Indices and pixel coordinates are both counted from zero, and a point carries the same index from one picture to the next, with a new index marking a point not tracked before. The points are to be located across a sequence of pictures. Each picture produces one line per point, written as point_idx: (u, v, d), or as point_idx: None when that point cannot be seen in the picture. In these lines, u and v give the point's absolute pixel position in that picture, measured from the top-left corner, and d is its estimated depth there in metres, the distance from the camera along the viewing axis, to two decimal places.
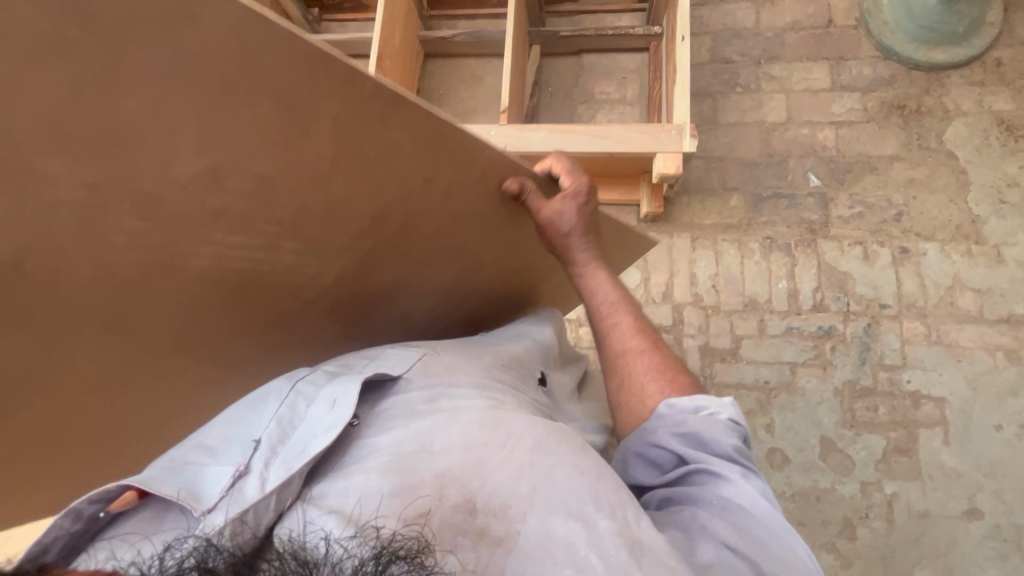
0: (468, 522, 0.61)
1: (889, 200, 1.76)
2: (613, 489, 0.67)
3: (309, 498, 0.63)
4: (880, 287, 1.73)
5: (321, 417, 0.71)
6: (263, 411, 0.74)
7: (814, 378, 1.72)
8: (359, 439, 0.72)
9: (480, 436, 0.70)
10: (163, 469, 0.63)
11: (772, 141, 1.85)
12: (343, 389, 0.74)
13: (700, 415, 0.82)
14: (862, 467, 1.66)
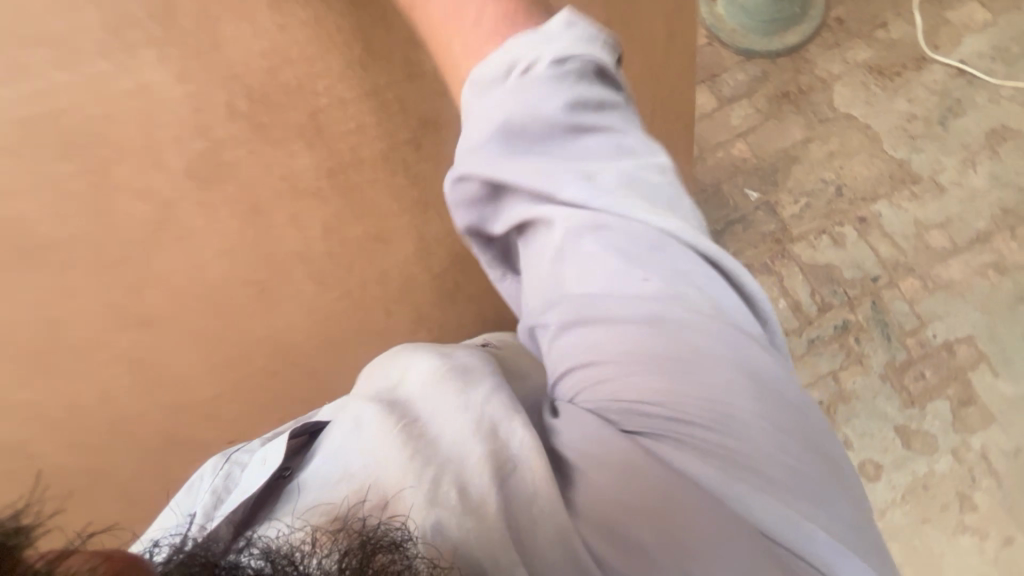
0: (408, 501, 0.54)
1: (824, 180, 1.77)
2: (507, 412, 0.59)
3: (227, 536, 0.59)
4: (862, 263, 1.68)
5: (254, 473, 0.71)
6: (197, 493, 0.76)
7: (859, 377, 1.61)
8: (285, 475, 0.67)
9: (402, 418, 0.61)
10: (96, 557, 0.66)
11: (698, 176, 1.82)
12: (271, 448, 0.73)
13: (526, 85, 0.57)
14: (945, 437, 1.55)
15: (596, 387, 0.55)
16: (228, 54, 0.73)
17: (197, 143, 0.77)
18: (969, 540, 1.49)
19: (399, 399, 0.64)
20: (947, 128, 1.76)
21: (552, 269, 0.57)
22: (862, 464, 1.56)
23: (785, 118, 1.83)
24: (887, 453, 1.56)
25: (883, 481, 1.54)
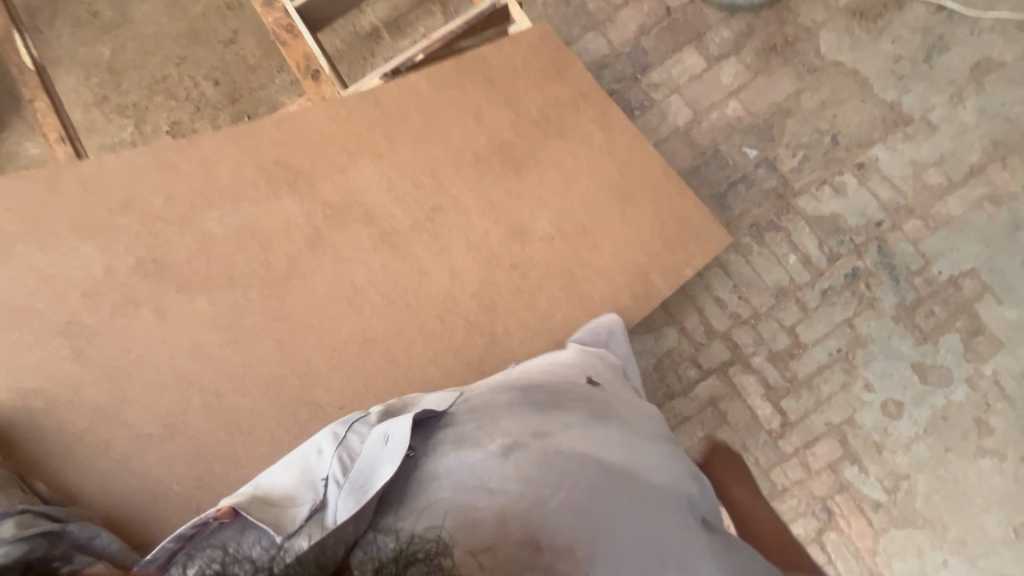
0: (536, 561, 0.70)
1: (819, 130, 1.78)
2: (628, 499, 0.83)
3: (381, 524, 0.71)
4: (864, 209, 1.71)
5: (380, 452, 0.82)
6: (325, 458, 0.87)
7: (873, 321, 1.65)
8: (421, 468, 0.80)
9: (538, 473, 0.79)
10: (255, 501, 0.79)
11: (695, 140, 1.81)
12: (397, 427, 0.84)
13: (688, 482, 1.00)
14: (959, 368, 1.61)
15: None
16: (373, 187, 1.50)
17: (348, 210, 1.49)
18: (990, 462, 1.57)
19: (534, 452, 0.82)
20: (932, 65, 1.78)
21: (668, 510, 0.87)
22: (884, 404, 1.61)
23: (774, 72, 1.83)
24: (907, 390, 1.61)
25: (906, 417, 1.60)
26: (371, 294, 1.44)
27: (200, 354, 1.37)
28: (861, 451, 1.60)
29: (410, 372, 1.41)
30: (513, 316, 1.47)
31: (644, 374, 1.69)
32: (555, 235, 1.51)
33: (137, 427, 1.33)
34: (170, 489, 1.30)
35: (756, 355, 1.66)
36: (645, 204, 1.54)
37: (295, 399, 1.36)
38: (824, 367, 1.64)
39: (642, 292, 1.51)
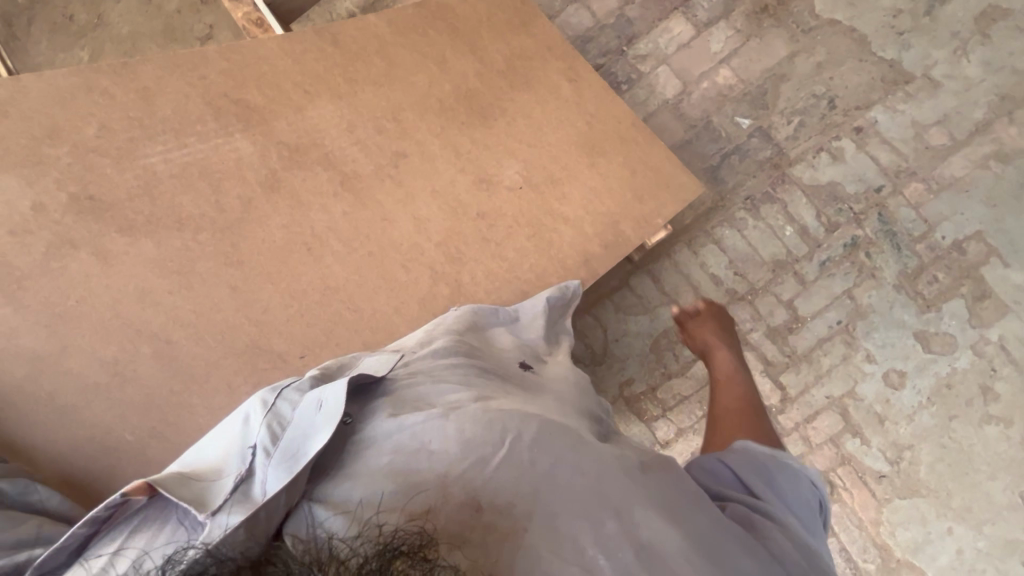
0: (475, 521, 0.79)
1: (815, 94, 1.71)
2: (573, 449, 0.89)
3: (313, 498, 0.81)
4: (863, 175, 1.65)
5: (313, 418, 0.89)
6: (255, 424, 0.91)
7: (874, 291, 1.61)
8: (355, 435, 0.90)
9: (474, 432, 0.86)
10: (175, 479, 0.82)
11: (686, 111, 1.75)
12: (331, 395, 0.91)
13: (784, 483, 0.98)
14: (963, 334, 1.57)
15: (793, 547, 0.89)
16: (336, 141, 1.47)
17: (306, 158, 1.44)
18: (996, 428, 1.54)
19: (468, 411, 0.89)
20: (934, 18, 1.68)
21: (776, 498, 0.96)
22: (886, 374, 1.59)
23: (767, 35, 1.75)
24: (909, 360, 1.58)
25: (909, 387, 1.57)
26: (330, 241, 1.41)
27: (149, 302, 1.28)
28: (863, 423, 1.58)
29: (373, 320, 1.38)
30: (479, 264, 1.47)
31: (640, 355, 1.68)
32: (523, 184, 1.54)
33: (83, 374, 1.22)
34: (123, 438, 1.20)
35: (754, 332, 1.64)
36: (614, 152, 1.58)
37: (250, 348, 1.29)
38: (824, 340, 1.62)
39: (611, 236, 1.54)
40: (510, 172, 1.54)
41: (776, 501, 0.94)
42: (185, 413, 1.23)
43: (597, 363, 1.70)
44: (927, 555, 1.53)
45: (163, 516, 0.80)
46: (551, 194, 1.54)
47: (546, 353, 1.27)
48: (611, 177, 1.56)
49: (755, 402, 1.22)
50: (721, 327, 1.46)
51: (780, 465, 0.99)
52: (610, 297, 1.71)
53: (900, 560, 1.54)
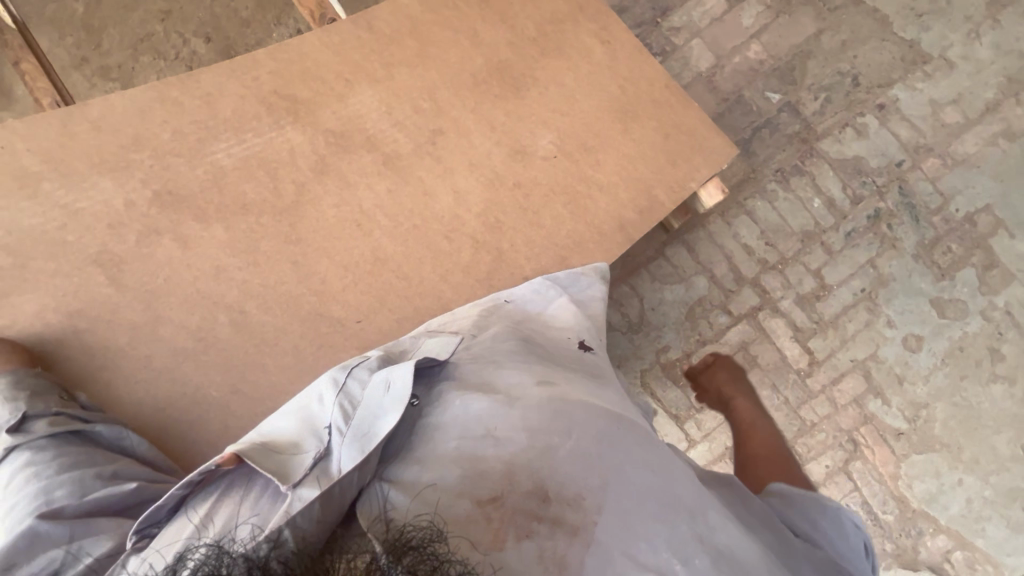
0: (543, 513, 0.68)
1: (840, 71, 1.78)
2: (641, 447, 0.80)
3: (384, 477, 0.70)
4: (886, 150, 1.74)
5: (381, 400, 0.77)
6: (327, 404, 0.79)
7: (895, 260, 1.70)
8: (422, 417, 0.78)
9: (543, 421, 0.76)
10: (256, 449, 0.72)
11: (718, 85, 1.79)
12: (398, 373, 0.79)
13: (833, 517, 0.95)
14: (973, 301, 1.69)
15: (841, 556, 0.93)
16: (370, 104, 1.37)
17: (347, 117, 1.36)
18: (1002, 386, 1.66)
19: (535, 399, 0.79)
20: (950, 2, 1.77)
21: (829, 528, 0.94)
22: (905, 338, 1.69)
23: (796, 12, 1.80)
24: (926, 325, 1.68)
25: (925, 349, 1.68)
26: (377, 216, 1.32)
27: (221, 277, 1.23)
28: (884, 384, 1.68)
29: (420, 287, 1.30)
30: (518, 233, 1.36)
31: (676, 323, 1.72)
32: (557, 152, 1.40)
33: (173, 341, 1.19)
34: (207, 395, 1.18)
35: (784, 299, 1.71)
36: (647, 117, 1.45)
37: (313, 315, 1.25)
38: (849, 306, 1.70)
39: (641, 205, 1.41)
40: (540, 152, 1.40)
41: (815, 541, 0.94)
42: (267, 383, 1.20)
43: (635, 331, 1.73)
44: (940, 505, 1.65)
45: (248, 482, 0.70)
46: (586, 160, 1.41)
47: (603, 339, 1.15)
48: (646, 149, 1.43)
49: (777, 447, 1.30)
50: (735, 379, 1.55)
51: (821, 508, 0.96)
52: (646, 266, 1.74)
53: (916, 510, 1.65)
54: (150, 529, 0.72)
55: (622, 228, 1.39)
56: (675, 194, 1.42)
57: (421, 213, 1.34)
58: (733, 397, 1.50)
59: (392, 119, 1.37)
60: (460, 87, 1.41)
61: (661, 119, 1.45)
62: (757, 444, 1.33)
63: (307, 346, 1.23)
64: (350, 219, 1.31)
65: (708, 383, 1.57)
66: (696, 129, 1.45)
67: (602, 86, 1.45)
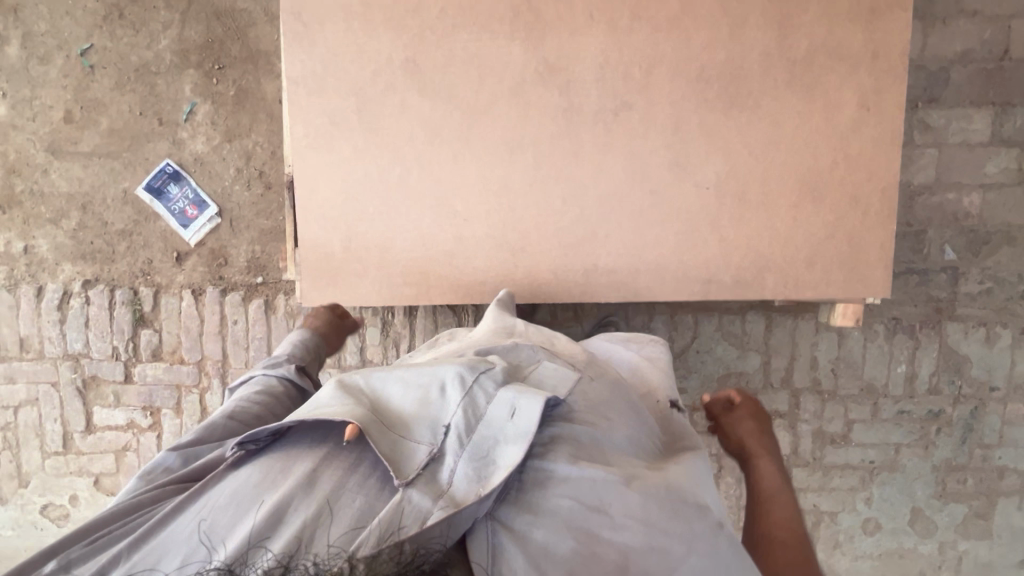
0: None
1: (1021, 275, 1.65)
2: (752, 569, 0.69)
3: (500, 520, 0.65)
4: (994, 369, 1.66)
5: (504, 425, 0.69)
6: (444, 398, 0.73)
7: (916, 458, 1.70)
8: (539, 461, 0.70)
9: (665, 516, 0.67)
10: (374, 421, 0.70)
11: (914, 207, 1.64)
12: (527, 401, 0.71)
13: None
14: (943, 530, 1.73)
15: None
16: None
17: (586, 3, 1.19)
18: None
19: (654, 483, 0.71)
20: None
21: None
22: (867, 519, 1.74)
23: None
24: (892, 521, 1.73)
25: (874, 537, 1.74)
26: (530, 125, 1.24)
27: (368, 97, 1.25)
28: (822, 538, 1.75)
29: (523, 214, 1.26)
30: (649, 225, 1.25)
31: (706, 377, 1.70)
32: (743, 177, 1.23)
33: (308, 125, 1.26)
34: (316, 189, 1.28)
35: (805, 423, 1.70)
36: (853, 207, 1.22)
37: (425, 177, 1.27)
38: (848, 466, 1.72)
39: (749, 280, 1.26)
40: (712, 167, 1.23)
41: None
42: (368, 215, 1.29)
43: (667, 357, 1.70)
44: None
45: (363, 453, 0.69)
46: (755, 202, 1.23)
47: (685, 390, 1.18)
48: (807, 236, 1.24)
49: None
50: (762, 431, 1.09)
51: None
52: (720, 312, 1.67)
53: None
54: (247, 445, 0.74)
55: (736, 285, 1.26)
56: (783, 289, 1.25)
57: (581, 146, 1.24)
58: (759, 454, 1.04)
59: (626, 31, 1.20)
60: (714, 40, 1.19)
61: (862, 220, 1.23)
62: (771, 528, 0.88)
63: (405, 206, 1.28)
64: (502, 118, 1.24)
65: (726, 430, 1.12)
66: (887, 251, 1.23)
67: (835, 142, 1.21)
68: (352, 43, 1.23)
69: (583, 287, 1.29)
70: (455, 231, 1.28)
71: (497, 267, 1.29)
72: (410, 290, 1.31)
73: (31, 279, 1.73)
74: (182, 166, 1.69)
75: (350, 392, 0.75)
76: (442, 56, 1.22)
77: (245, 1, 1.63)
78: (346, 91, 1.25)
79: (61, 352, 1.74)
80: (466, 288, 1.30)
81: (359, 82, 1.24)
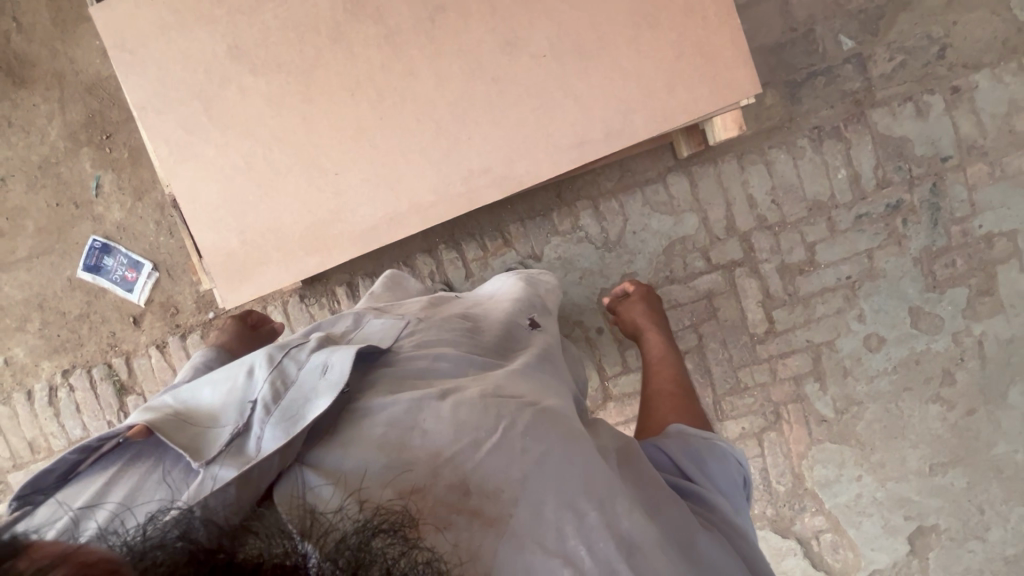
0: (463, 504, 0.65)
1: (929, 36, 1.56)
2: (563, 437, 0.72)
3: (306, 461, 0.65)
4: (938, 139, 1.57)
5: (315, 383, 0.71)
6: (253, 378, 0.73)
7: (893, 257, 1.61)
8: (354, 402, 0.73)
9: (473, 414, 0.71)
10: (172, 420, 0.69)
11: (793, 11, 1.58)
12: (335, 357, 0.74)
13: (725, 455, 0.93)
14: (951, 320, 1.63)
15: (732, 484, 0.92)
16: None
17: None
18: (937, 407, 1.67)
19: (470, 392, 0.74)
20: None
21: (736, 465, 0.94)
22: (868, 336, 1.65)
23: None
24: (894, 330, 1.64)
25: (882, 353, 1.65)
26: (360, 63, 1.25)
27: (207, 93, 1.28)
28: (829, 371, 1.67)
29: (387, 148, 1.28)
30: (504, 112, 1.25)
31: (652, 253, 1.65)
32: (574, 32, 1.21)
33: (164, 141, 1.29)
34: (194, 198, 1.31)
35: (767, 263, 1.64)
36: (690, 17, 1.20)
37: (285, 149, 1.29)
38: (827, 290, 1.64)
39: (619, 128, 1.24)
40: (542, 34, 1.22)
41: (711, 488, 0.88)
42: (250, 203, 1.31)
43: (606, 248, 1.66)
44: (831, 491, 1.72)
45: (160, 453, 0.67)
46: (595, 51, 1.22)
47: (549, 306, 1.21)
48: (659, 62, 1.21)
49: (685, 383, 1.19)
50: (654, 312, 1.41)
51: (712, 450, 0.93)
52: (641, 186, 1.65)
53: (809, 489, 1.72)
54: (34, 496, 0.66)
55: (609, 137, 1.25)
56: (656, 123, 1.23)
57: (413, 63, 1.25)
58: (648, 330, 1.37)
59: None
60: None
61: (705, 27, 1.20)
62: (663, 380, 1.21)
63: (279, 183, 1.30)
64: (332, 65, 1.26)
65: (624, 314, 1.43)
66: (743, 46, 1.19)
67: None
68: (174, 49, 1.27)
69: (468, 194, 1.29)
70: (335, 186, 1.30)
71: (384, 206, 1.31)
72: (317, 257, 1.34)
73: (20, 386, 1.85)
74: (108, 237, 1.79)
75: (155, 408, 0.73)
76: (258, 31, 1.26)
77: (107, 68, 1.74)
78: (185, 97, 1.28)
79: (67, 441, 1.85)
80: (365, 237, 1.32)
81: (194, 82, 1.27)
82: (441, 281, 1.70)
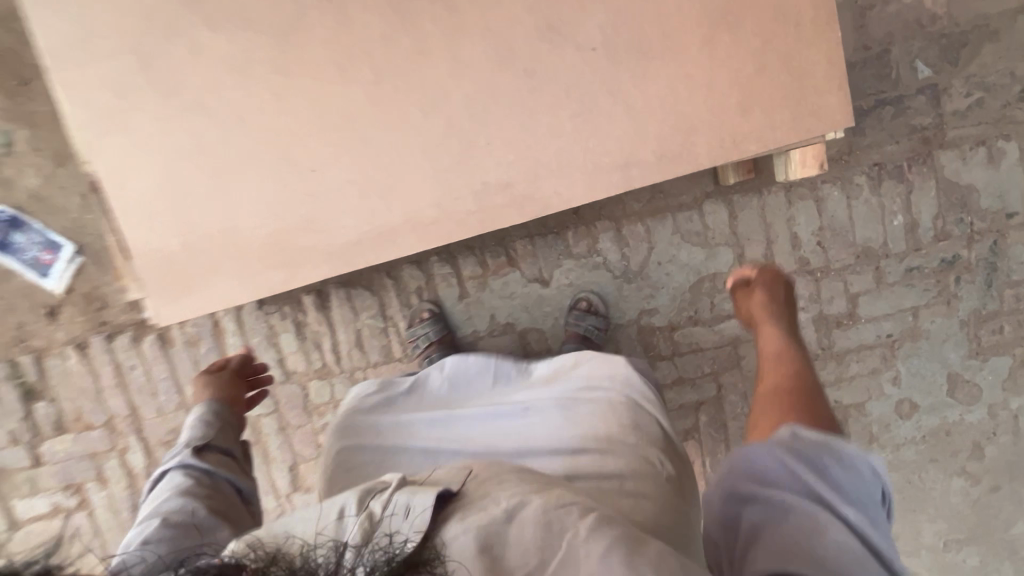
0: None
1: (1014, 73, 1.36)
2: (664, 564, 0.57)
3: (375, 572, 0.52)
4: (1006, 192, 1.39)
5: (397, 523, 0.61)
6: (338, 519, 0.64)
7: (939, 318, 1.45)
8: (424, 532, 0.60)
9: (548, 533, 0.59)
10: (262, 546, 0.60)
11: (867, 25, 1.35)
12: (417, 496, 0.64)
13: (847, 460, 0.68)
14: (990, 391, 1.49)
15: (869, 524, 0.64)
16: None
17: None
18: (960, 482, 1.54)
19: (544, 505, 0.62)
20: None
21: (868, 492, 0.67)
22: (900, 401, 1.49)
23: None
24: (929, 396, 1.49)
25: (913, 420, 1.50)
26: (354, 30, 0.95)
27: (142, 45, 0.94)
28: (853, 435, 1.51)
29: (382, 144, 1.00)
30: (536, 116, 0.99)
31: (676, 289, 1.43)
32: (635, 24, 0.95)
33: (79, 106, 0.96)
34: (123, 184, 1.00)
35: (803, 312, 1.45)
36: (780, 23, 0.95)
37: (249, 133, 0.99)
38: (864, 348, 1.46)
39: (675, 151, 1.01)
40: (595, 21, 0.95)
41: (824, 499, 0.65)
42: (199, 196, 1.02)
43: (626, 278, 1.43)
44: None
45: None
46: (658, 53, 0.97)
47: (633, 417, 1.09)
48: (735, 76, 0.97)
49: (810, 379, 0.89)
50: (776, 299, 1.12)
51: (827, 451, 0.68)
52: (673, 212, 1.41)
53: None
54: None
55: (661, 162, 1.01)
56: (719, 151, 1.01)
57: (425, 37, 0.95)
58: (762, 318, 1.09)
59: None
60: None
61: (798, 37, 0.96)
62: (778, 373, 0.92)
63: (240, 175, 1.01)
64: (317, 27, 0.95)
65: (740, 306, 1.17)
66: (837, 69, 0.98)
67: None
68: None
69: (480, 213, 1.03)
70: (313, 187, 1.02)
71: (371, 217, 1.03)
72: (283, 271, 1.06)
73: None
74: (17, 208, 1.44)
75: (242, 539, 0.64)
76: None
77: None
78: (110, 47, 0.94)
79: None
80: (345, 253, 1.05)
81: (122, 28, 0.94)
82: (429, 299, 1.45)
